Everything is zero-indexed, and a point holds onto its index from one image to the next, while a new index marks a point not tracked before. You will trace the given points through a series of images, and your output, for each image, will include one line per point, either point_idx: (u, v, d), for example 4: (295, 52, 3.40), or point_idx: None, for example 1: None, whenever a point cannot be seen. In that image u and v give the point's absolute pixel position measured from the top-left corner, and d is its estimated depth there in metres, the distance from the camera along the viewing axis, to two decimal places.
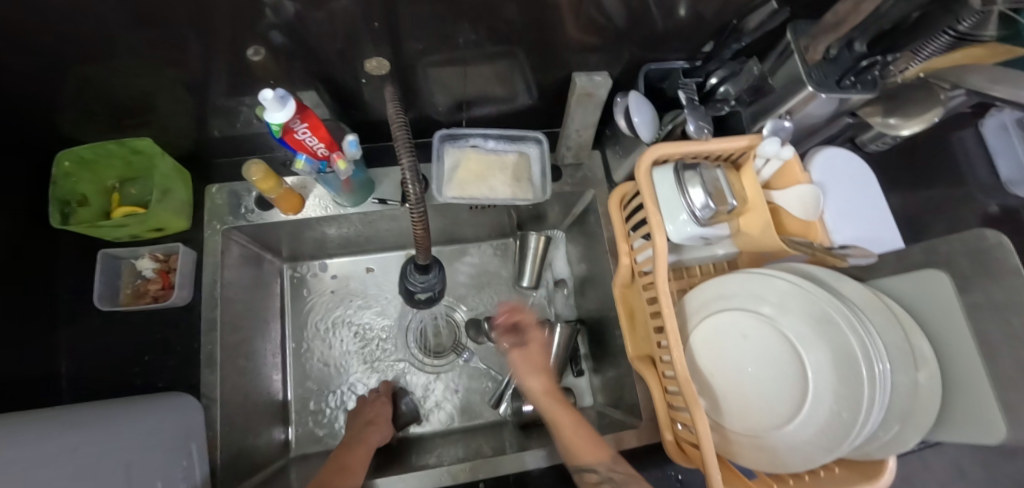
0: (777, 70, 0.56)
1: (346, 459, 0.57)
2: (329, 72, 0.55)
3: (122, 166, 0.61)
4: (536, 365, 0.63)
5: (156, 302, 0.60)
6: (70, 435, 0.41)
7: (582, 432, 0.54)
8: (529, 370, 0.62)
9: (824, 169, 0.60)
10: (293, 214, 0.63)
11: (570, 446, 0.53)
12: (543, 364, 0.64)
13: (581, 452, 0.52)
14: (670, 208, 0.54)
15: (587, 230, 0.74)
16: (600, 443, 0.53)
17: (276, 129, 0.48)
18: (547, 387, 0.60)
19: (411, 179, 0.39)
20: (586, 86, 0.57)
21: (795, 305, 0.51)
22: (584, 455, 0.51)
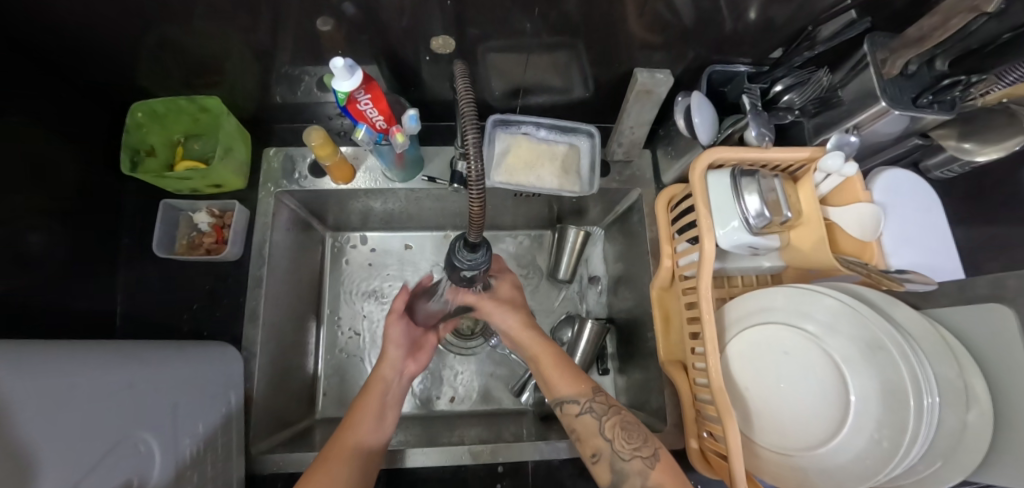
0: (848, 83, 0.55)
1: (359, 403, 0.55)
2: (393, 48, 0.56)
3: (189, 122, 0.64)
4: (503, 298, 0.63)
5: (209, 255, 0.62)
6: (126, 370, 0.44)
7: (560, 366, 0.56)
8: (501, 305, 0.62)
9: (886, 189, 0.58)
10: (344, 183, 0.65)
11: (554, 379, 0.55)
12: (519, 304, 0.63)
13: (562, 385, 0.54)
14: (723, 213, 0.53)
15: (628, 229, 0.73)
16: (579, 375, 0.55)
17: (341, 97, 0.49)
18: (527, 325, 0.60)
19: (473, 155, 0.36)
20: (646, 84, 0.56)
21: (844, 326, 0.49)
22: (566, 388, 0.54)
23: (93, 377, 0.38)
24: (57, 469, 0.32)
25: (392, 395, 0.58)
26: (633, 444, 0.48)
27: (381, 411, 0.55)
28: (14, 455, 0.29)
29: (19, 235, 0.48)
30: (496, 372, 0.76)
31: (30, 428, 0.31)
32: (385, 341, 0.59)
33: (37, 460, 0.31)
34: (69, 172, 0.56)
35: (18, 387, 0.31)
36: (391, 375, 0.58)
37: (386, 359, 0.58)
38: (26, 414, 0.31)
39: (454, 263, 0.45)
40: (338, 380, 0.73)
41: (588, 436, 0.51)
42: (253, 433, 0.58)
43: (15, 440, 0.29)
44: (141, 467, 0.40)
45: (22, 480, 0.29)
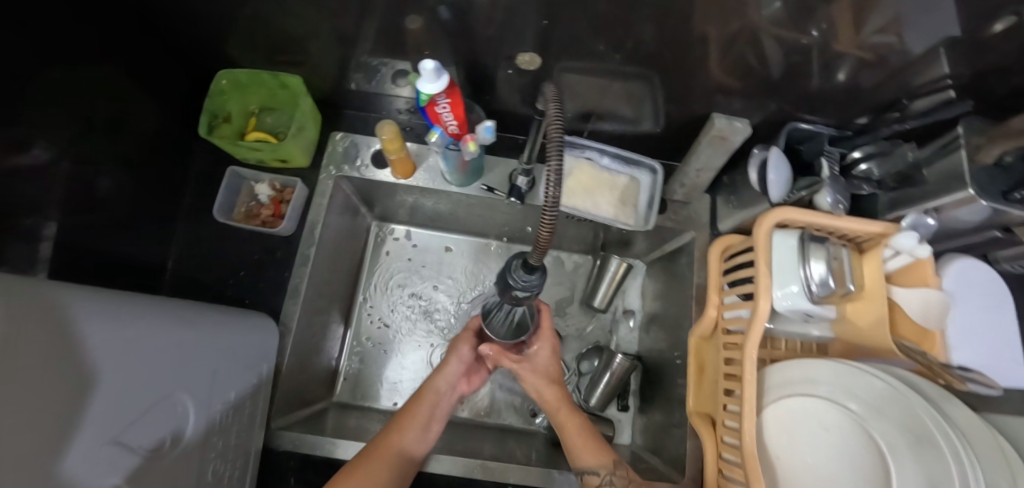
0: (933, 162, 0.52)
1: (411, 405, 0.58)
2: (474, 54, 0.56)
3: (267, 95, 0.65)
4: (542, 371, 0.59)
5: (264, 227, 0.63)
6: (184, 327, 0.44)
7: (585, 434, 0.54)
8: (541, 377, 0.59)
9: (959, 277, 0.54)
10: (403, 178, 0.66)
11: (572, 452, 0.53)
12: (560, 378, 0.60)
13: (583, 453, 0.52)
14: (783, 275, 0.51)
15: (673, 270, 0.72)
16: (601, 446, 0.53)
17: (423, 98, 0.49)
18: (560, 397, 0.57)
19: (553, 179, 0.36)
20: (723, 130, 0.54)
21: (888, 410, 0.46)
22: (585, 458, 0.52)
23: (150, 331, 0.40)
24: (100, 420, 0.33)
25: (441, 410, 0.60)
26: None
27: (427, 422, 0.57)
28: (62, 402, 0.30)
29: (89, 177, 0.51)
30: (516, 389, 0.76)
31: (85, 376, 0.32)
32: (449, 355, 0.63)
33: (83, 410, 0.31)
34: (143, 124, 0.58)
35: (79, 337, 0.32)
36: (444, 388, 0.61)
37: (443, 372, 0.62)
38: (85, 361, 0.32)
39: (508, 281, 0.44)
40: (360, 368, 0.75)
41: None
42: (276, 407, 0.59)
43: (70, 387, 0.30)
44: (176, 426, 0.41)
45: (59, 428, 0.29)
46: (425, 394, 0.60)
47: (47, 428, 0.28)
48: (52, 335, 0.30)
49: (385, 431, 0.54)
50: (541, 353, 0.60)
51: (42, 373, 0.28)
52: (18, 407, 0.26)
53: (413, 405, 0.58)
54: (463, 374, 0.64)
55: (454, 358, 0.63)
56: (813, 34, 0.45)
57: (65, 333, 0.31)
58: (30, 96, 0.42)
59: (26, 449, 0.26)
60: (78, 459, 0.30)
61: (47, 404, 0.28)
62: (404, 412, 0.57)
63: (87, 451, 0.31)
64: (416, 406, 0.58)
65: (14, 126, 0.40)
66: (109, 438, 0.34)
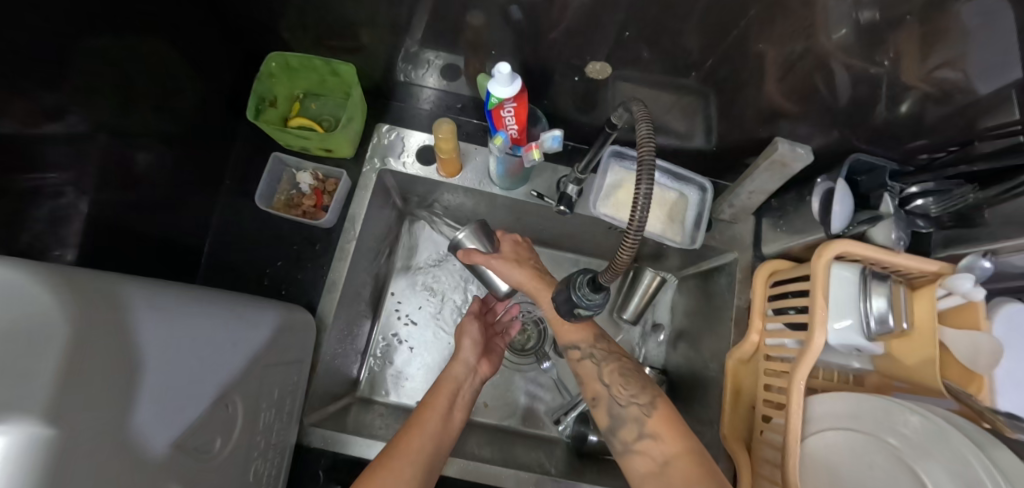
0: (998, 204, 0.51)
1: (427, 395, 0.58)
2: (534, 54, 0.54)
3: (316, 81, 0.63)
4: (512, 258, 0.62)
5: (304, 218, 0.60)
6: (244, 326, 0.44)
7: (569, 317, 0.61)
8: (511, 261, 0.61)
9: (1010, 325, 0.54)
10: (447, 176, 0.64)
11: (559, 328, 0.62)
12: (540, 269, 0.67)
13: (568, 332, 0.61)
14: (840, 309, 0.50)
15: (709, 288, 0.71)
16: (584, 321, 0.62)
17: (492, 101, 0.48)
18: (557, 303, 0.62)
19: (642, 200, 0.35)
20: (786, 156, 0.53)
21: (935, 450, 0.45)
22: (569, 335, 0.61)
23: (205, 323, 0.38)
24: (152, 416, 0.31)
25: (462, 396, 0.61)
26: (631, 392, 0.54)
27: (450, 409, 0.58)
28: (114, 396, 0.28)
29: (127, 151, 0.48)
30: (540, 395, 0.76)
31: (147, 381, 0.31)
32: (461, 337, 0.66)
33: (140, 414, 0.30)
34: (184, 100, 0.56)
35: (139, 329, 0.31)
36: (462, 373, 0.63)
37: (459, 358, 0.64)
38: (144, 364, 0.31)
39: (572, 297, 0.43)
40: (384, 364, 0.73)
41: (590, 381, 0.58)
42: (309, 401, 0.57)
43: (129, 393, 0.29)
44: (225, 426, 0.40)
45: (120, 437, 0.28)
46: (443, 384, 0.60)
47: (108, 437, 0.27)
48: (119, 338, 0.29)
49: (398, 437, 0.51)
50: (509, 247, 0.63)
51: (95, 365, 0.26)
52: (71, 402, 0.24)
53: (432, 395, 0.58)
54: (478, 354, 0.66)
55: (468, 339, 0.66)
56: (883, 64, 0.45)
57: (124, 324, 0.30)
58: (72, 62, 0.40)
59: (88, 461, 0.25)
60: (131, 461, 0.29)
61: (100, 399, 0.27)
62: (424, 405, 0.57)
63: (147, 459, 0.30)
64: (434, 399, 0.57)
65: (45, 89, 0.38)
66: (169, 442, 0.33)
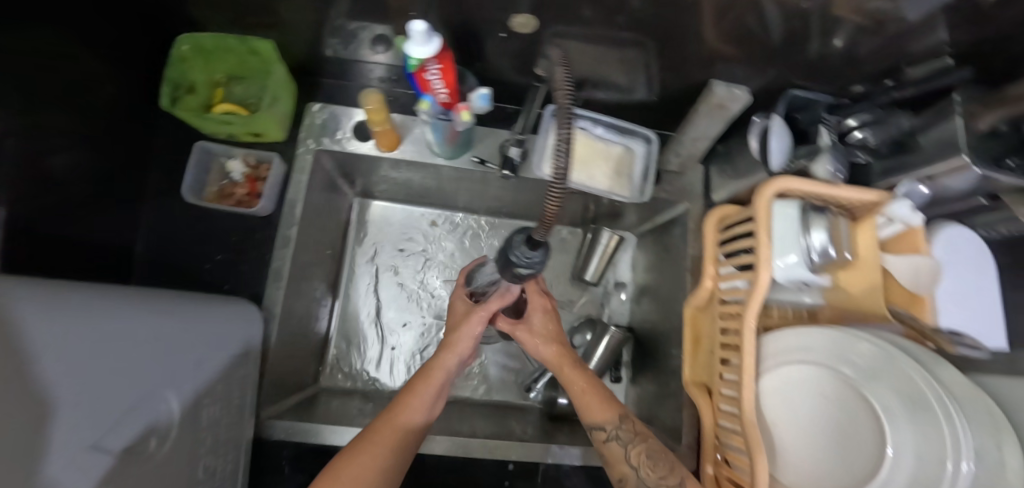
0: (928, 129, 0.52)
1: (412, 382, 0.53)
2: (463, 17, 0.51)
3: (236, 63, 0.60)
4: (541, 332, 0.58)
5: (238, 207, 0.58)
6: (164, 323, 0.41)
7: (595, 391, 0.54)
8: (540, 338, 0.58)
9: (948, 248, 0.55)
10: (387, 150, 0.62)
11: (582, 402, 0.54)
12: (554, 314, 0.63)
13: (591, 408, 0.54)
14: (784, 244, 0.50)
15: (665, 241, 0.71)
16: (608, 399, 0.54)
17: (412, 63, 0.45)
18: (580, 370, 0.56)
19: (562, 149, 0.34)
20: (723, 99, 0.53)
21: (883, 375, 0.47)
22: (594, 413, 0.53)
23: (119, 330, 0.36)
24: (65, 417, 0.28)
25: (449, 383, 0.56)
26: (659, 473, 0.47)
27: (436, 396, 0.53)
28: (9, 401, 0.25)
29: (38, 154, 0.44)
30: (509, 365, 0.76)
31: (44, 377, 0.28)
32: (458, 335, 0.55)
33: (48, 412, 0.27)
34: (87, 95, 0.51)
35: (29, 328, 0.29)
36: (453, 367, 0.55)
37: (453, 350, 0.55)
38: (39, 361, 0.28)
39: (510, 258, 0.42)
40: (350, 348, 0.73)
41: (615, 462, 0.51)
42: (264, 395, 0.56)
43: (26, 389, 0.26)
44: (160, 426, 0.38)
45: (22, 435, 0.25)
46: (430, 370, 0.54)
47: (10, 428, 0.24)
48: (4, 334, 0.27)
49: (380, 419, 0.49)
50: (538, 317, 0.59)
51: None
52: None
53: (418, 378, 0.53)
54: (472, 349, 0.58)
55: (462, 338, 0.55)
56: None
57: (8, 320, 0.28)
58: None
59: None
60: (55, 484, 0.25)
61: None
62: (410, 384, 0.52)
63: (59, 462, 0.27)
64: (419, 380, 0.53)
65: None
66: (86, 442, 0.29)
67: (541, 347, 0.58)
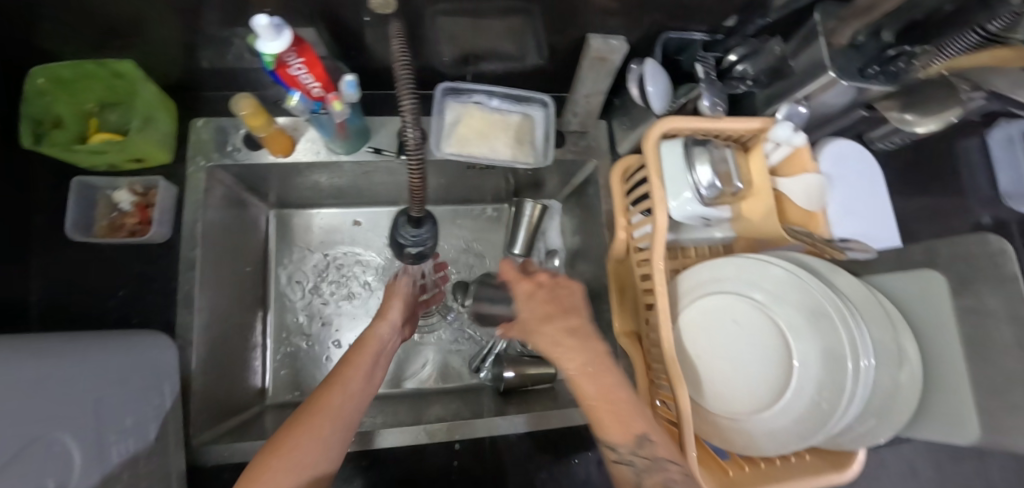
0: (799, 53, 0.53)
1: (347, 354, 0.51)
2: (336, 13, 0.49)
3: (103, 89, 0.56)
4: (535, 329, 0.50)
5: (132, 237, 0.56)
6: (55, 367, 0.39)
7: (612, 405, 0.43)
8: (536, 335, 0.49)
9: (834, 160, 0.59)
10: (283, 156, 0.60)
11: (598, 417, 0.43)
12: (570, 305, 0.51)
13: (604, 425, 0.43)
14: (675, 185, 0.52)
15: (585, 202, 0.72)
16: (626, 413, 0.43)
17: (269, 60, 0.44)
18: (604, 383, 0.44)
19: (412, 130, 0.36)
20: (600, 50, 0.53)
21: (789, 294, 0.49)
22: (608, 430, 0.43)
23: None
24: None
25: (387, 353, 0.56)
26: None
27: (376, 361, 0.53)
28: None
29: None
30: (453, 349, 0.76)
31: None
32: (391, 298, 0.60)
33: None
34: None
35: None
36: (388, 334, 0.56)
37: (386, 317, 0.57)
38: None
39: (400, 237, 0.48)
40: (287, 360, 0.72)
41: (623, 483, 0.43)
42: (192, 425, 0.54)
43: None
44: (57, 471, 0.36)
45: None
46: (366, 341, 0.54)
47: None
48: None
49: (318, 391, 0.46)
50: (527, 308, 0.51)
51: None
52: None
53: (353, 352, 0.52)
54: (403, 319, 0.61)
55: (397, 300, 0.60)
56: None
57: None
58: None
59: None
60: None
61: None
62: (346, 359, 0.51)
63: None
64: (357, 356, 0.51)
65: None
66: None
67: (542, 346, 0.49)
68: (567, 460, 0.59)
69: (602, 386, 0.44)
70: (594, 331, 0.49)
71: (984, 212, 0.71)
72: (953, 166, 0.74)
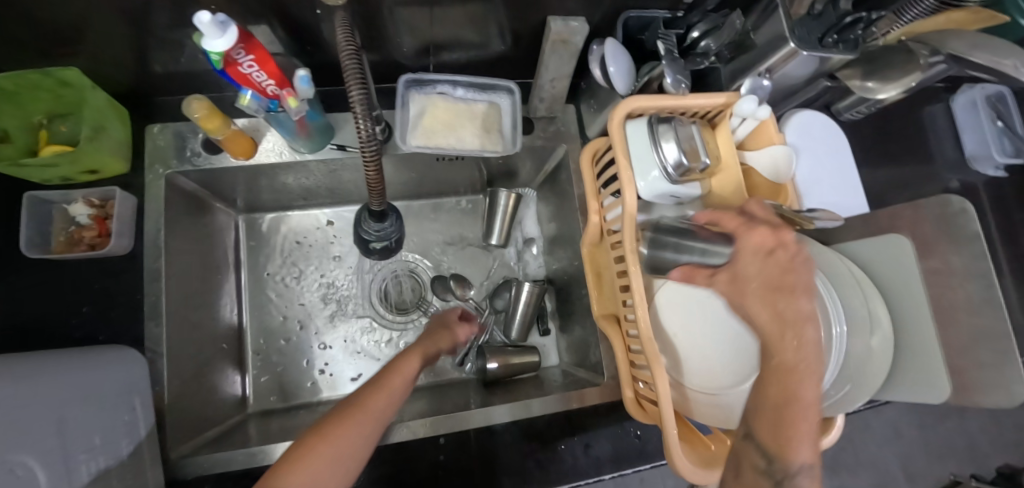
0: (761, 25, 0.53)
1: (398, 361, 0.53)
2: (287, 8, 0.48)
3: (51, 99, 0.54)
4: (748, 285, 0.39)
5: (92, 251, 0.55)
6: (12, 388, 0.38)
7: (799, 423, 0.36)
8: (750, 299, 0.39)
9: (799, 132, 0.60)
10: (244, 158, 0.59)
11: (779, 430, 0.36)
12: (797, 285, 0.38)
13: (790, 444, 0.36)
14: (642, 165, 0.52)
15: (558, 188, 0.72)
16: (814, 436, 0.36)
17: (216, 59, 0.42)
18: (786, 389, 0.36)
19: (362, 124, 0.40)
20: (562, 32, 0.52)
21: None
22: (785, 448, 0.36)
23: None
24: None
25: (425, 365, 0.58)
26: None
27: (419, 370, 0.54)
28: None
29: None
30: None
31: None
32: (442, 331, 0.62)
33: None
34: None
35: None
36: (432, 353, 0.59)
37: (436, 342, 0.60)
38: None
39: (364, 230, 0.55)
40: (266, 365, 0.71)
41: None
42: (169, 438, 0.53)
43: None
44: None
45: None
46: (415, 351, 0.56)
47: None
48: None
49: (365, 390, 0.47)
50: (751, 265, 0.39)
51: None
52: None
53: (403, 360, 0.53)
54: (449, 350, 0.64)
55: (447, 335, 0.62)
56: None
57: None
58: None
59: None
60: None
61: None
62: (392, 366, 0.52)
63: None
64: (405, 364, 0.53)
65: None
66: None
67: (755, 316, 0.39)
68: (553, 446, 0.59)
69: (800, 394, 0.36)
70: (808, 311, 0.37)
71: (951, 177, 0.73)
72: (921, 132, 0.75)
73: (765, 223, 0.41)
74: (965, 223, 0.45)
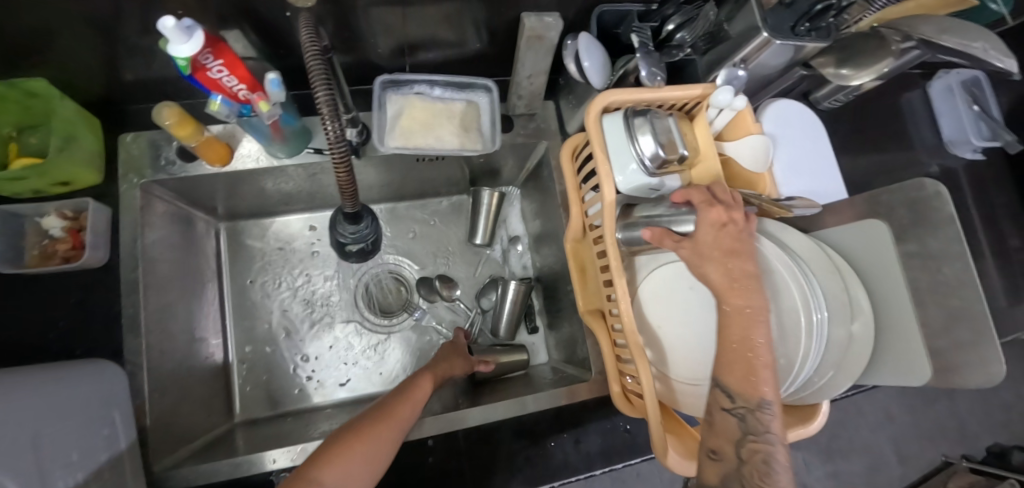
0: (734, 16, 0.53)
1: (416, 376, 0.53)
2: (257, 12, 0.47)
3: (20, 112, 0.53)
4: (703, 245, 0.40)
5: (66, 264, 0.54)
6: None
7: (746, 364, 0.38)
8: (701, 257, 0.40)
9: (776, 121, 0.61)
10: (220, 165, 0.58)
11: (737, 374, 0.38)
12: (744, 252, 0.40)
13: (743, 384, 0.38)
14: (620, 158, 0.52)
15: (541, 185, 0.72)
16: (767, 380, 0.38)
17: (183, 64, 0.41)
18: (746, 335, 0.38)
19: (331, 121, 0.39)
20: (535, 28, 0.52)
21: None
22: (741, 387, 0.38)
23: None
24: None
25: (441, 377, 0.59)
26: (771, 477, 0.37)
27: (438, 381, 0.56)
28: None
29: None
30: (421, 344, 0.74)
31: None
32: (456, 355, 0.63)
33: None
34: None
35: None
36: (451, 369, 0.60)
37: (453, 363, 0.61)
38: None
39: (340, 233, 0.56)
40: (252, 373, 0.70)
41: (721, 436, 0.40)
42: (153, 451, 0.52)
43: None
44: None
45: None
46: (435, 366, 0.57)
47: None
48: None
49: (391, 397, 0.49)
50: (705, 228, 0.41)
51: None
52: None
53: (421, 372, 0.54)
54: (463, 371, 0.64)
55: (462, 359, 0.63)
56: None
57: None
58: None
59: None
60: None
61: None
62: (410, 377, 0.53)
63: None
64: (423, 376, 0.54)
65: None
66: None
67: (708, 272, 0.40)
68: (543, 443, 0.59)
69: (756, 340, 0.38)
70: (753, 267, 0.40)
71: (931, 161, 0.73)
72: (901, 118, 0.75)
73: (727, 198, 0.43)
74: (940, 206, 0.46)
